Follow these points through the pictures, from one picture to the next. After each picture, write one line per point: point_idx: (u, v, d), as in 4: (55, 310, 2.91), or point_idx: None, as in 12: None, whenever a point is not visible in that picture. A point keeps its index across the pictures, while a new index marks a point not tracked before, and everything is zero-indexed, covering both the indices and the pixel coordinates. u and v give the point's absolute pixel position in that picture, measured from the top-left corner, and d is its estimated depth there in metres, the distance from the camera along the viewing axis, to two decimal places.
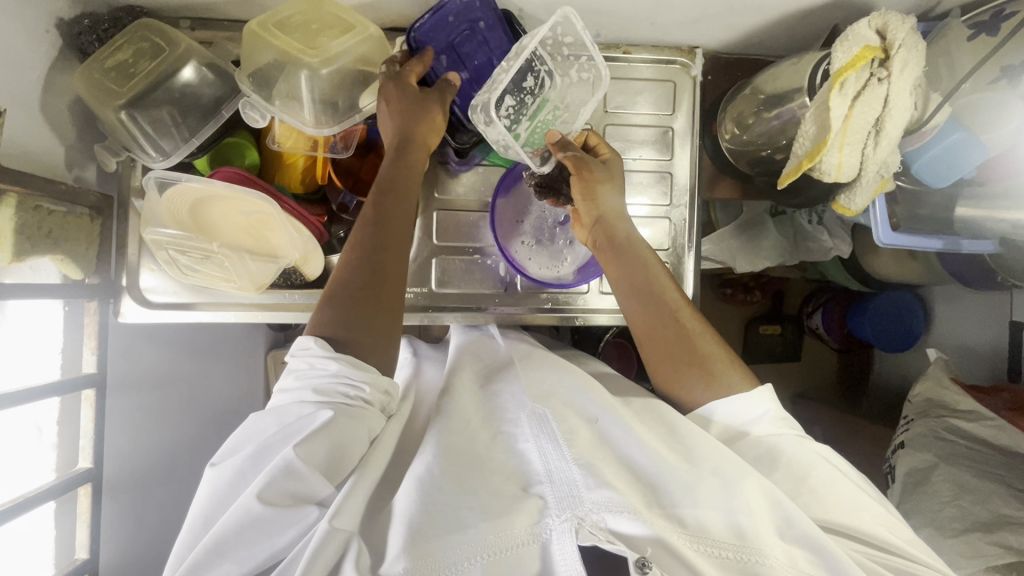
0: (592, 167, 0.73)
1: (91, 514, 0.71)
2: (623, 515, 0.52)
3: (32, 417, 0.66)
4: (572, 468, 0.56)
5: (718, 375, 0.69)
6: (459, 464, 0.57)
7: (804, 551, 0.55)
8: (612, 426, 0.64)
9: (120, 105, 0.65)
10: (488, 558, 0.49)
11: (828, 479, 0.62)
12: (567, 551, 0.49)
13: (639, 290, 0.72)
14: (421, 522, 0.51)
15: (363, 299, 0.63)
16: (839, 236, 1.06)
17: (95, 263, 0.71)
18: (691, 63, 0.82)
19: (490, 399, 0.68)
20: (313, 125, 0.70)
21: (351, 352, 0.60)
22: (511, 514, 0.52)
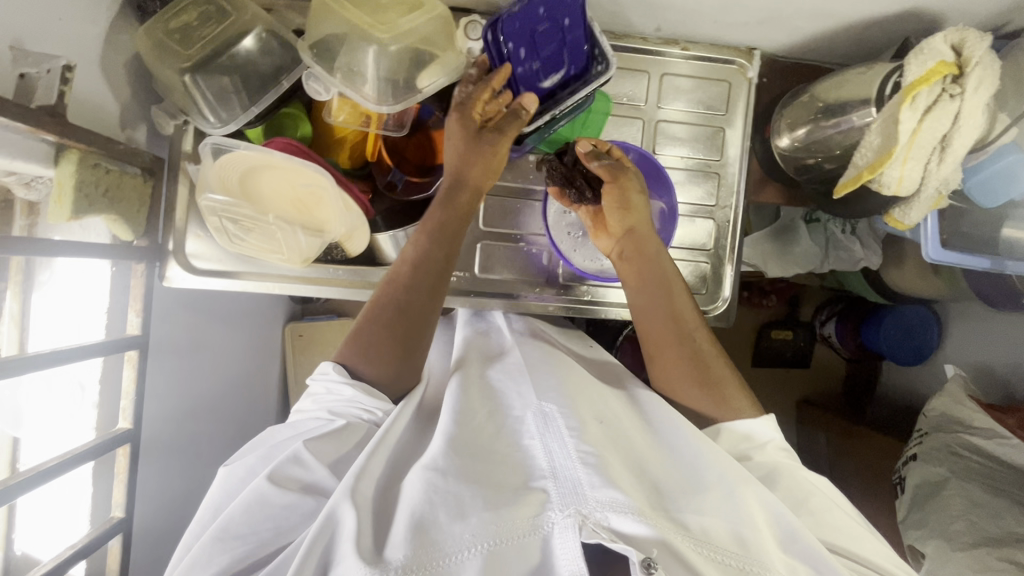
0: (631, 187, 0.72)
1: (128, 475, 0.71)
2: (628, 515, 0.51)
3: (75, 374, 0.68)
4: (576, 466, 0.55)
5: (728, 399, 0.70)
6: (469, 461, 0.57)
7: (805, 568, 0.57)
8: (617, 427, 0.64)
9: (184, 68, 0.64)
10: (490, 548, 0.50)
11: (826, 505, 0.63)
12: (568, 546, 0.50)
13: (659, 308, 0.72)
14: (428, 511, 0.52)
15: (392, 335, 0.67)
16: (870, 247, 1.07)
17: (144, 224, 0.70)
18: (748, 64, 0.81)
19: (497, 391, 0.69)
20: (374, 102, 0.70)
21: (370, 377, 0.67)
22: (512, 507, 0.52)
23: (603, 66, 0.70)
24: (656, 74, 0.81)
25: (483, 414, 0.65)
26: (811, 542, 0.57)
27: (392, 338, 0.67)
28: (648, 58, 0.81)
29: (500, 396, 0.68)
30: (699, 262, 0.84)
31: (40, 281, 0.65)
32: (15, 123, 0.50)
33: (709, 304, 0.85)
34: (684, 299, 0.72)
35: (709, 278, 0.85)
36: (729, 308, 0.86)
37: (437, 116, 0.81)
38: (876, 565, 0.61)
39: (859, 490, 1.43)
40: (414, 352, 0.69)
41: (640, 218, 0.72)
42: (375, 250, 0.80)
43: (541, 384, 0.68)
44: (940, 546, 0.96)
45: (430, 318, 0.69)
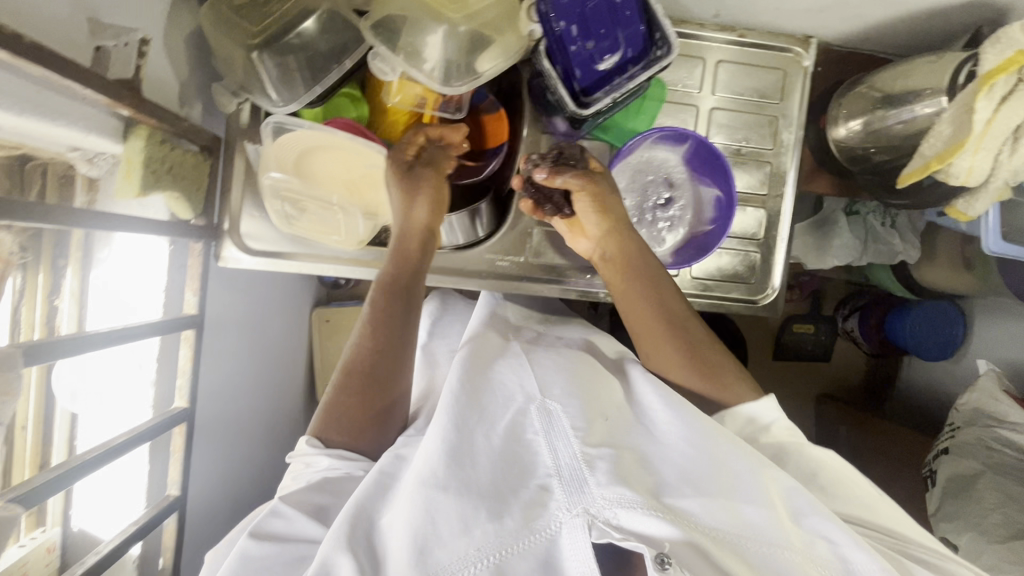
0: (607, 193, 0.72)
1: (183, 454, 0.71)
2: (638, 510, 0.51)
3: (133, 353, 0.68)
4: (582, 464, 0.55)
5: (727, 383, 0.71)
6: (470, 463, 0.56)
7: (826, 542, 0.55)
8: (625, 425, 0.62)
9: (253, 45, 0.64)
10: (497, 558, 0.50)
11: (839, 473, 0.63)
12: (578, 546, 0.50)
13: (649, 305, 0.72)
14: (430, 528, 0.51)
15: (359, 402, 0.65)
16: (909, 242, 1.07)
17: (203, 203, 0.70)
18: (805, 53, 0.81)
19: (496, 379, 0.67)
20: (439, 83, 0.69)
21: (345, 444, 0.65)
22: (516, 513, 0.52)
23: (664, 50, 0.70)
24: (711, 61, 0.81)
25: (480, 400, 0.62)
26: (829, 516, 0.55)
27: (359, 398, 0.65)
28: (704, 45, 0.81)
29: (499, 383, 0.66)
30: (748, 251, 0.84)
31: (98, 258, 0.64)
32: (97, 95, 0.50)
33: (757, 294, 0.85)
34: (672, 290, 0.73)
35: (758, 267, 0.85)
36: (778, 298, 0.86)
37: (490, 101, 0.80)
38: (899, 533, 0.59)
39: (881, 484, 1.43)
40: (380, 416, 0.66)
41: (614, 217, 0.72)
42: None
43: (542, 377, 0.66)
44: (975, 539, 0.97)
45: (395, 370, 0.66)
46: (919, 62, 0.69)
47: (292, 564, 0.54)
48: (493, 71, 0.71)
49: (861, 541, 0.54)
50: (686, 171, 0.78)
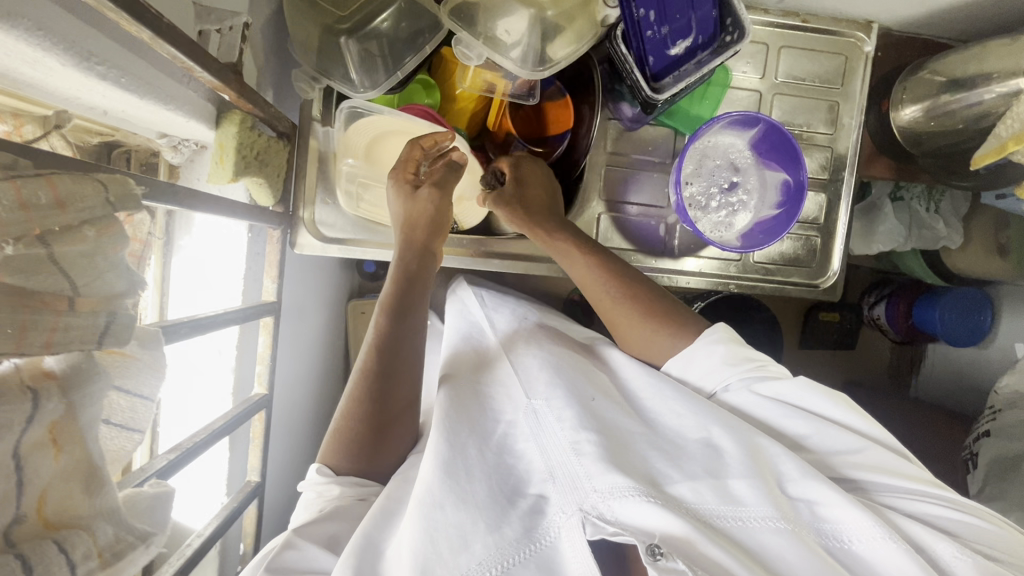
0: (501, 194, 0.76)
1: (262, 440, 0.71)
2: (631, 498, 0.53)
3: (214, 340, 0.68)
4: (570, 459, 0.58)
5: (683, 327, 0.71)
6: (463, 473, 0.60)
7: (809, 507, 0.57)
8: (606, 407, 0.66)
9: (342, 30, 0.66)
10: (499, 569, 0.52)
11: (812, 426, 0.62)
12: (577, 546, 0.52)
13: (596, 280, 0.73)
14: (433, 548, 0.53)
15: (363, 426, 0.65)
16: (954, 227, 1.07)
17: (280, 191, 0.70)
18: (866, 38, 0.81)
19: (490, 397, 0.71)
20: (519, 69, 0.69)
21: (357, 467, 0.66)
22: (514, 524, 0.55)
23: (734, 35, 0.67)
24: (775, 46, 0.82)
25: (470, 418, 0.67)
26: (817, 479, 0.56)
27: (368, 422, 0.65)
28: (768, 30, 0.81)
29: (492, 401, 0.71)
30: (810, 236, 0.85)
31: (179, 246, 0.65)
32: (209, 79, 0.50)
33: (817, 277, 0.86)
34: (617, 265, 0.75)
35: (818, 251, 0.86)
36: (838, 281, 0.87)
37: (557, 87, 0.79)
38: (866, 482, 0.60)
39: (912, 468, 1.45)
40: (386, 428, 0.67)
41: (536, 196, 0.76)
42: (490, 222, 0.85)
43: (526, 376, 0.72)
44: None
45: (398, 381, 0.67)
46: (991, 45, 0.70)
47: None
48: (570, 55, 0.71)
49: (838, 497, 0.55)
50: (752, 156, 0.78)
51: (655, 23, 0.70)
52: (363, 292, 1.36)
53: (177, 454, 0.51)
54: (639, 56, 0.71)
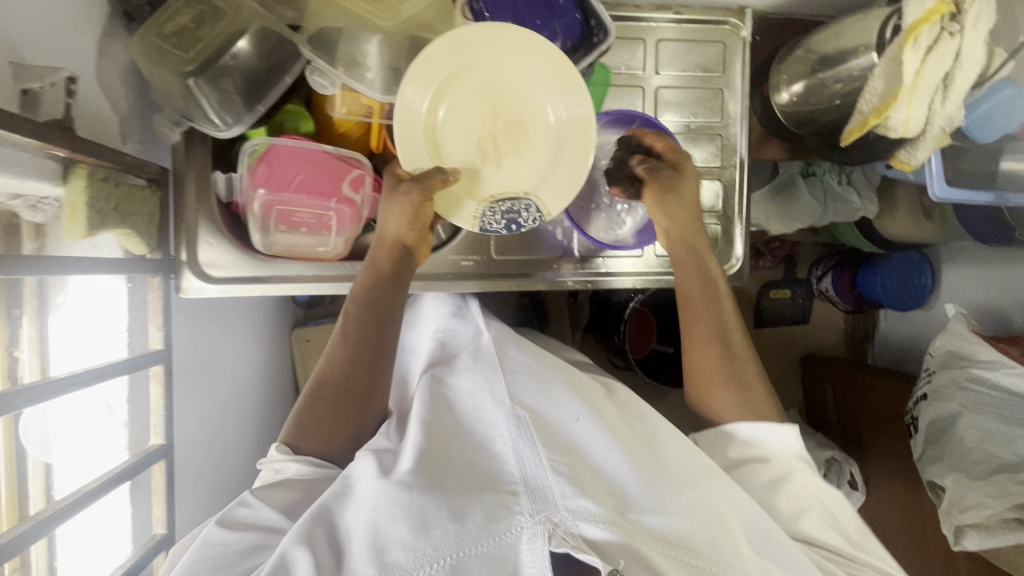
0: (681, 191, 0.77)
1: (165, 490, 0.71)
2: (597, 524, 0.57)
3: (104, 395, 0.66)
4: (548, 474, 0.60)
5: (759, 406, 0.77)
6: (440, 471, 0.62)
7: (782, 570, 0.64)
8: (590, 426, 0.68)
9: (188, 72, 0.63)
10: (454, 558, 0.54)
11: (812, 500, 0.73)
12: (537, 554, 0.54)
13: (699, 305, 0.79)
14: (392, 528, 0.56)
15: (330, 411, 0.72)
16: (868, 197, 1.08)
17: (157, 238, 0.69)
18: (741, 24, 0.82)
19: (465, 398, 0.72)
20: (380, 92, 0.68)
21: (314, 445, 0.71)
22: (479, 516, 0.56)
23: (601, 35, 0.71)
24: (652, 40, 0.82)
25: (451, 424, 0.69)
26: (789, 549, 0.63)
27: (333, 410, 0.72)
28: (642, 25, 0.81)
29: (468, 402, 0.72)
30: (709, 224, 0.86)
31: (57, 306, 0.60)
32: (30, 140, 0.49)
33: (722, 265, 0.86)
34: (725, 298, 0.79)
35: (720, 238, 0.86)
36: (743, 266, 0.87)
37: None
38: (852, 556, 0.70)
39: (866, 436, 1.46)
40: (349, 419, 0.73)
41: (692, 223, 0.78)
42: None
43: (511, 382, 0.72)
44: (959, 477, 1.01)
45: (376, 375, 0.73)
46: (854, 21, 0.70)
47: (247, 551, 0.62)
48: None
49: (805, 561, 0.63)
50: None
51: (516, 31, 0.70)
52: (307, 318, 1.35)
53: (32, 524, 0.53)
54: None
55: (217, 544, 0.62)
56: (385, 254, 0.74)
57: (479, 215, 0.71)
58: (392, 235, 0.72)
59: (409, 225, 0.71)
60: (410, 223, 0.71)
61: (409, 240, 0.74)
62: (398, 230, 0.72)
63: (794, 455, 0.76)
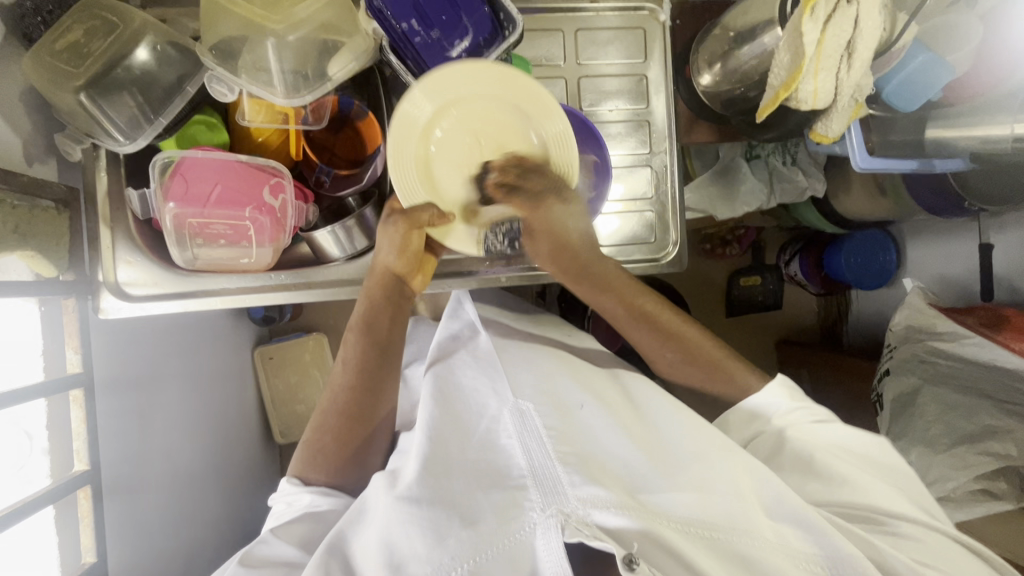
0: (562, 204, 0.74)
1: (93, 518, 0.69)
2: (610, 510, 0.53)
3: (21, 422, 0.64)
4: (556, 465, 0.58)
5: (735, 378, 0.77)
6: (443, 476, 0.61)
7: (797, 533, 0.59)
8: (595, 414, 0.68)
9: (78, 87, 0.64)
10: (472, 564, 0.53)
11: (836, 461, 0.68)
12: (551, 547, 0.52)
13: (620, 313, 0.80)
14: (407, 546, 0.56)
15: (333, 438, 0.74)
16: (814, 176, 1.09)
17: (67, 258, 0.68)
18: (659, 8, 0.81)
19: (476, 392, 0.73)
20: (283, 96, 0.67)
21: (323, 474, 0.74)
22: (491, 517, 0.55)
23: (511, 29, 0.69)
24: (571, 30, 0.82)
25: (458, 420, 0.69)
26: (793, 503, 0.59)
27: (335, 440, 0.74)
28: (560, 16, 0.81)
29: (477, 394, 0.73)
30: (644, 211, 0.85)
31: None
32: None
33: (659, 252, 0.85)
34: (657, 316, 0.79)
35: (655, 225, 0.85)
36: (681, 252, 0.85)
37: (356, 105, 0.78)
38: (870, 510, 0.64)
39: (840, 418, 1.44)
40: (354, 447, 0.75)
41: (587, 252, 0.77)
42: (316, 250, 0.78)
43: (513, 377, 0.73)
44: (922, 452, 1.00)
45: (372, 397, 0.75)
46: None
47: None
48: (344, 75, 0.69)
49: (826, 528, 0.58)
50: None
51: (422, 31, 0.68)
52: (271, 335, 1.34)
53: None
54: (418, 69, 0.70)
55: None
56: (379, 284, 0.76)
57: (481, 239, 0.75)
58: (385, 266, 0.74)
59: (399, 255, 0.73)
60: (399, 254, 0.73)
61: (402, 269, 0.75)
62: (390, 261, 0.74)
63: (813, 423, 0.72)
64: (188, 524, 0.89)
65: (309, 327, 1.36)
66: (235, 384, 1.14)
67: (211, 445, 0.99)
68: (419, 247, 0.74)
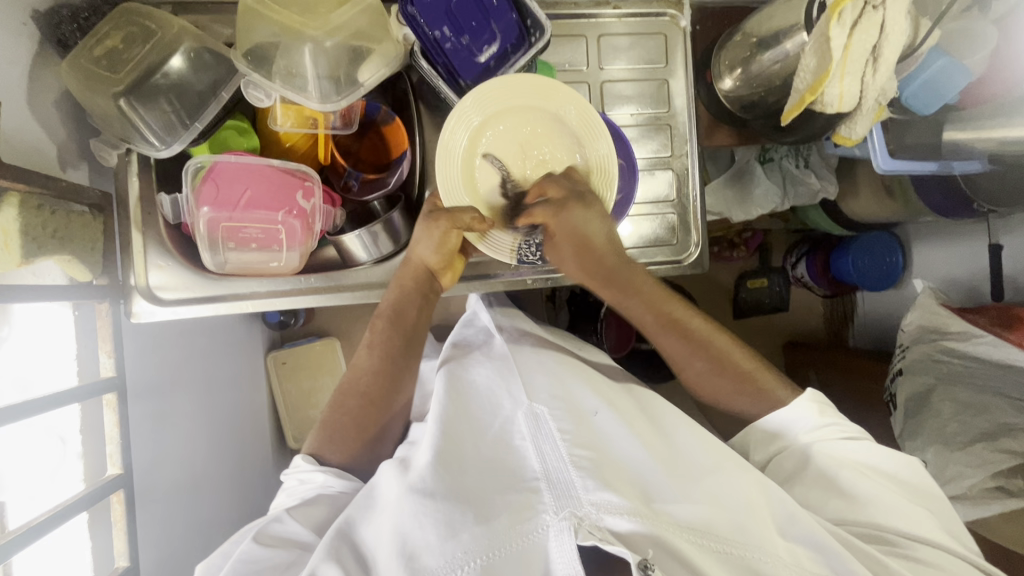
0: (587, 212, 0.73)
1: (126, 522, 0.69)
2: (622, 516, 0.54)
3: (55, 427, 0.64)
4: (570, 469, 0.59)
5: (771, 393, 0.77)
6: (459, 472, 0.62)
7: (807, 552, 0.60)
8: (609, 419, 0.68)
9: (118, 92, 0.64)
10: (484, 560, 0.53)
11: (859, 480, 0.68)
12: (565, 548, 0.52)
13: (648, 318, 0.80)
14: (419, 536, 0.56)
15: (350, 418, 0.75)
16: (825, 178, 1.09)
17: (101, 262, 0.68)
18: (679, 15, 0.83)
19: (489, 393, 0.73)
20: (318, 101, 0.68)
21: (339, 456, 0.74)
22: (503, 517, 0.55)
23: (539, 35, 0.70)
24: (593, 36, 0.83)
25: (471, 419, 0.69)
26: (809, 526, 0.60)
27: (354, 420, 0.75)
28: (583, 22, 0.83)
29: (490, 394, 0.73)
30: (665, 213, 0.86)
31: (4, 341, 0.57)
32: None
33: (681, 254, 0.86)
34: (688, 321, 0.80)
35: (677, 227, 0.86)
36: (702, 254, 0.87)
37: (384, 110, 0.80)
38: (882, 526, 0.65)
39: (851, 419, 1.45)
40: (372, 431, 0.76)
41: (604, 248, 0.76)
42: (344, 253, 0.78)
43: (528, 379, 0.73)
44: (940, 450, 1.00)
45: (400, 381, 0.78)
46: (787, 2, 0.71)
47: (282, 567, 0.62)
48: (375, 81, 0.70)
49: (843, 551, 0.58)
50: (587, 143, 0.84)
51: (454, 37, 0.69)
52: (284, 340, 1.34)
53: None
54: (448, 75, 0.72)
55: (250, 561, 0.62)
56: (414, 274, 0.78)
57: (515, 248, 0.77)
58: (421, 260, 0.76)
59: (438, 252, 0.75)
60: (438, 252, 0.75)
61: (435, 264, 0.77)
62: (427, 257, 0.76)
63: (843, 440, 0.71)
64: (210, 530, 0.89)
65: (321, 332, 1.36)
66: (252, 389, 1.14)
67: (229, 450, 0.99)
68: (456, 246, 0.75)
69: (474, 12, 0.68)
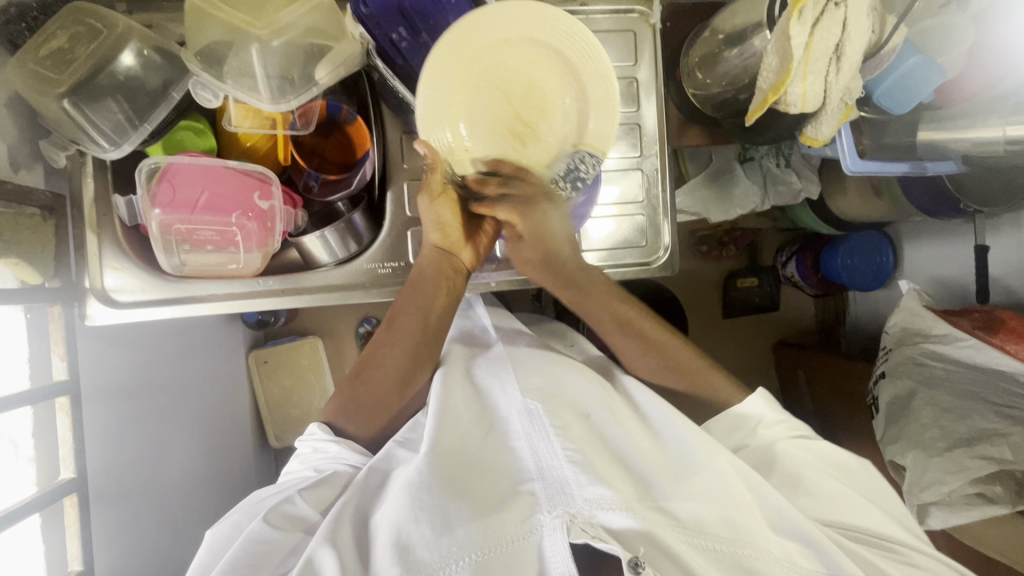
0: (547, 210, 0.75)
1: (80, 525, 0.69)
2: (616, 511, 0.55)
3: (5, 431, 0.63)
4: (564, 465, 0.58)
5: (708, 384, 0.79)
6: (453, 466, 0.60)
7: (796, 546, 0.58)
8: (607, 421, 0.65)
9: (61, 94, 0.63)
10: (479, 557, 0.53)
11: (826, 482, 0.66)
12: (558, 546, 0.53)
13: (607, 322, 0.82)
14: (415, 529, 0.54)
15: (367, 397, 0.74)
16: (808, 177, 1.06)
17: (54, 264, 0.68)
18: (649, 12, 0.81)
19: (484, 393, 0.71)
20: (269, 101, 0.68)
21: (349, 432, 0.73)
22: (502, 513, 0.55)
23: None
24: None
25: (471, 411, 0.68)
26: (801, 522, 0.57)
27: (371, 398, 0.74)
28: None
29: (486, 394, 0.71)
30: (634, 215, 0.84)
31: None
32: None
33: (650, 255, 0.85)
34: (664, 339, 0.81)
35: (646, 228, 0.84)
36: (672, 256, 0.85)
37: (345, 110, 0.79)
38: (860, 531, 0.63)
39: (840, 421, 1.42)
40: (386, 407, 0.75)
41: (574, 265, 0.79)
42: (307, 254, 0.78)
43: (520, 372, 0.70)
44: (918, 456, 0.98)
45: (423, 361, 0.76)
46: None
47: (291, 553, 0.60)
48: (330, 80, 0.69)
49: (833, 547, 0.57)
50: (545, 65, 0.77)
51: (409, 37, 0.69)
52: (266, 339, 1.33)
53: None
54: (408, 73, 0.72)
55: (260, 542, 0.59)
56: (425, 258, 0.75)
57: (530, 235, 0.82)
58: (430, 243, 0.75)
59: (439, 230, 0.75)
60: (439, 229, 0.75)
61: (444, 243, 0.76)
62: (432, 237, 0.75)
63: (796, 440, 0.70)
64: (179, 532, 0.89)
65: (302, 331, 1.35)
66: (227, 388, 1.13)
67: (202, 450, 0.98)
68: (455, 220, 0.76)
69: (430, 13, 0.67)
